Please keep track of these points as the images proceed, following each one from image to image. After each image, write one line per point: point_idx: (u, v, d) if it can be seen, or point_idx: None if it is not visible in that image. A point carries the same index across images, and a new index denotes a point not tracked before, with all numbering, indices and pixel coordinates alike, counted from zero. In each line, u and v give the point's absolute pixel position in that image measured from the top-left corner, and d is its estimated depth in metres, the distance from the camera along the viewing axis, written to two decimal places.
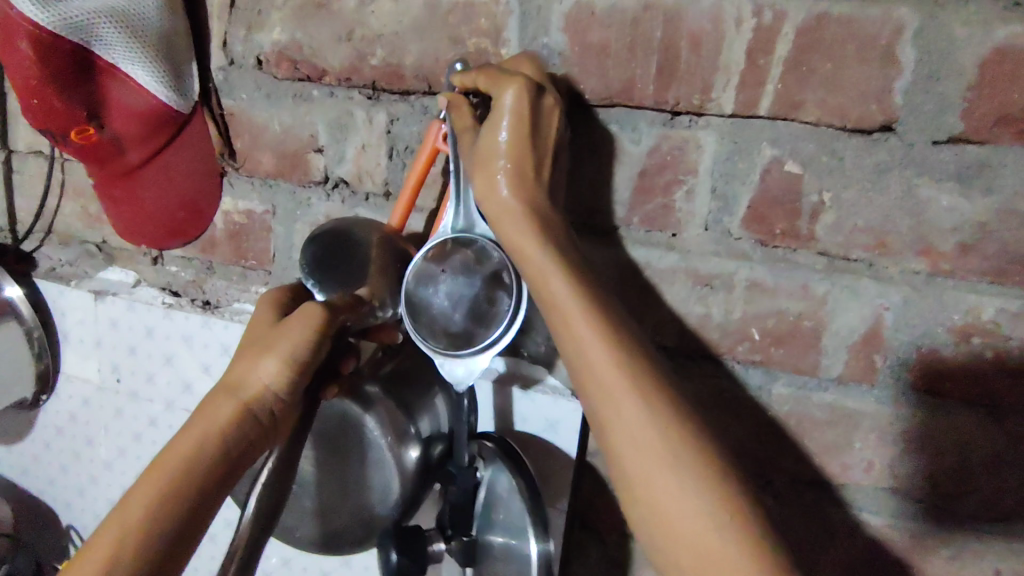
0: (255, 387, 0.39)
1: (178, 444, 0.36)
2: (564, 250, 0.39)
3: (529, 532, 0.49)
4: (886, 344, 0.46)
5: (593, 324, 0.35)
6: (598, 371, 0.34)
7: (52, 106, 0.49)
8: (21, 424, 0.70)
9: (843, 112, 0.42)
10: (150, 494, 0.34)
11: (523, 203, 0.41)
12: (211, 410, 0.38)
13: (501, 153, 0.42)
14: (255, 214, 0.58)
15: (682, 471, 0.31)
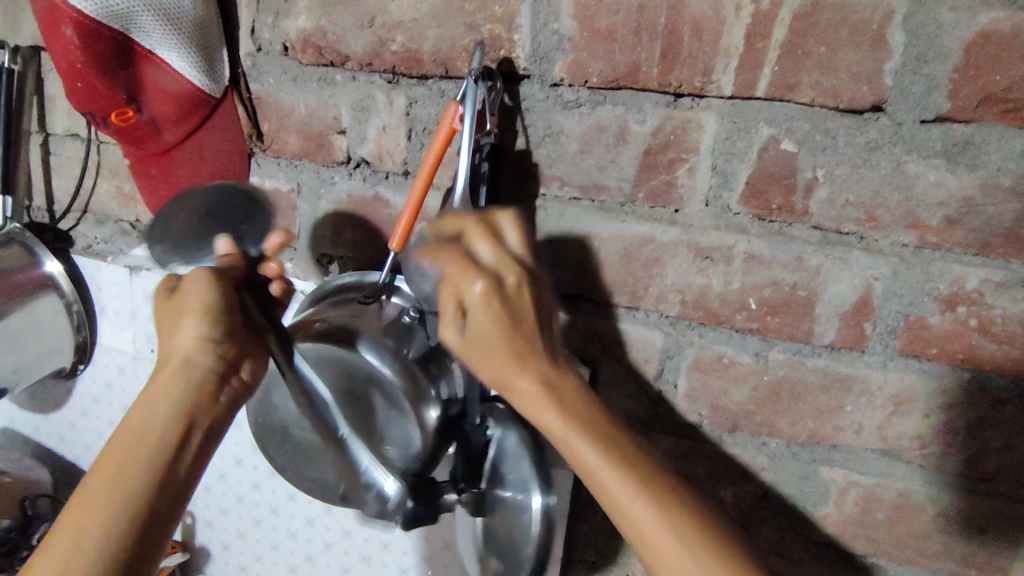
0: (185, 347, 0.41)
1: (130, 422, 0.40)
2: (582, 410, 0.41)
3: (532, 485, 0.49)
4: (876, 313, 0.49)
5: (629, 486, 0.38)
6: (648, 532, 0.38)
7: (94, 89, 0.53)
8: (59, 392, 0.74)
9: (836, 93, 0.45)
10: (111, 470, 0.38)
11: (530, 376, 0.42)
12: (152, 378, 0.41)
13: (491, 343, 0.42)
14: (282, 193, 0.61)
15: None
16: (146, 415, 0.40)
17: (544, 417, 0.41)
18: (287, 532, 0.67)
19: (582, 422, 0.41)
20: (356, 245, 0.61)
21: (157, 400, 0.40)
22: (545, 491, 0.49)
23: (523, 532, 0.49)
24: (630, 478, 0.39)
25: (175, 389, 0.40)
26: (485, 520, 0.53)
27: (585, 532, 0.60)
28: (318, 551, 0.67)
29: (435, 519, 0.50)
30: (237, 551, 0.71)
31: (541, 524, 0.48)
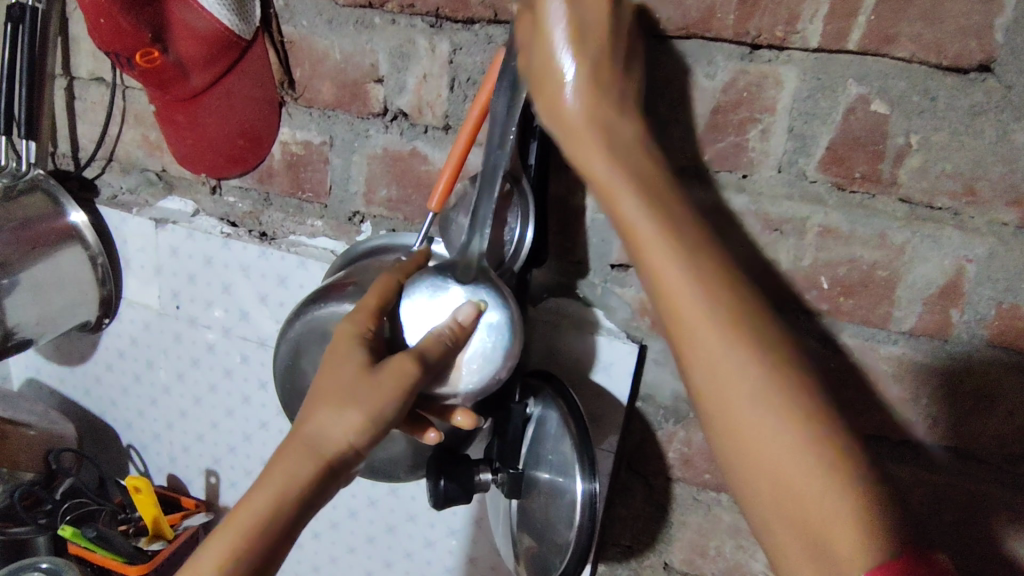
0: (335, 445, 0.39)
1: (246, 508, 0.38)
2: (650, 188, 0.38)
3: (573, 469, 0.46)
4: (965, 300, 0.44)
5: (682, 261, 0.35)
6: (679, 294, 0.35)
7: (118, 27, 0.49)
8: (84, 345, 0.72)
9: (940, 49, 0.40)
10: (213, 564, 0.37)
11: (594, 121, 0.40)
12: (283, 461, 0.39)
13: (573, 89, 0.39)
14: (313, 145, 0.57)
15: (771, 403, 0.33)
16: (266, 507, 0.38)
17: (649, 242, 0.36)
18: None
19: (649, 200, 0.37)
20: (390, 204, 0.57)
21: (270, 490, 0.38)
22: (590, 475, 0.46)
23: (562, 516, 0.47)
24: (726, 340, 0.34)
25: (298, 490, 0.38)
26: (521, 501, 0.50)
27: (621, 517, 0.57)
28: (343, 518, 0.65)
29: (470, 499, 0.48)
30: None
31: (583, 510, 0.46)
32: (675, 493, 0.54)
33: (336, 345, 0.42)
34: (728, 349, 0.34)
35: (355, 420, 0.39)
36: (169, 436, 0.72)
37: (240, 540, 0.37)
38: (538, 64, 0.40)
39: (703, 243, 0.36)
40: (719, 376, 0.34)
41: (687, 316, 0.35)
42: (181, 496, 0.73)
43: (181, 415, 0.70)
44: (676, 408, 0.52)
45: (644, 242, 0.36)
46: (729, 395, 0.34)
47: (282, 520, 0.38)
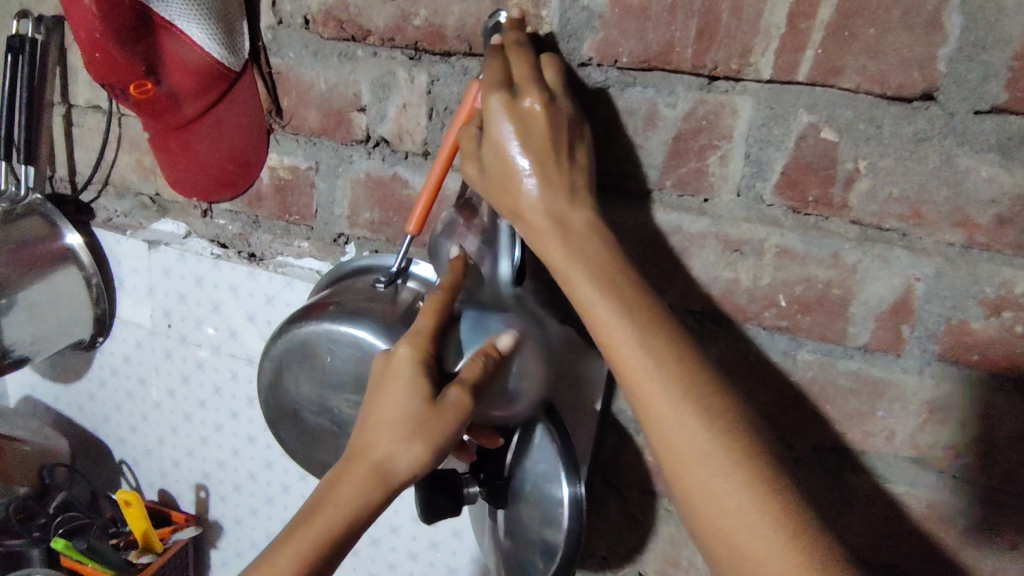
0: (403, 470, 0.42)
1: (318, 528, 0.41)
2: (606, 269, 0.41)
3: (558, 475, 0.48)
4: (915, 316, 0.46)
5: (639, 349, 0.39)
6: (641, 377, 0.39)
7: (113, 60, 0.52)
8: (79, 363, 0.74)
9: (884, 80, 0.42)
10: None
11: (544, 200, 0.42)
12: (349, 480, 0.41)
13: (524, 173, 0.42)
14: (299, 170, 0.60)
15: (728, 478, 0.36)
16: (339, 525, 0.41)
17: (609, 328, 0.40)
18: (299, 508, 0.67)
19: (605, 283, 0.40)
20: (373, 226, 0.59)
21: (342, 511, 0.41)
22: (573, 482, 0.48)
23: (547, 524, 0.49)
24: (683, 417, 0.38)
25: (368, 508, 0.41)
26: (509, 509, 0.52)
27: (597, 528, 0.58)
28: None
29: (458, 509, 0.49)
30: (251, 527, 0.71)
31: (570, 513, 0.48)
32: (648, 505, 0.56)
33: (394, 367, 0.42)
34: (681, 425, 0.37)
35: (421, 451, 0.42)
36: (160, 452, 0.74)
37: (319, 557, 0.40)
38: (491, 170, 0.43)
39: (660, 324, 0.40)
40: (676, 449, 0.38)
41: (651, 397, 0.38)
42: (171, 511, 0.74)
43: (172, 431, 0.72)
44: None
45: (605, 328, 0.40)
46: (690, 472, 0.37)
47: (355, 533, 0.41)
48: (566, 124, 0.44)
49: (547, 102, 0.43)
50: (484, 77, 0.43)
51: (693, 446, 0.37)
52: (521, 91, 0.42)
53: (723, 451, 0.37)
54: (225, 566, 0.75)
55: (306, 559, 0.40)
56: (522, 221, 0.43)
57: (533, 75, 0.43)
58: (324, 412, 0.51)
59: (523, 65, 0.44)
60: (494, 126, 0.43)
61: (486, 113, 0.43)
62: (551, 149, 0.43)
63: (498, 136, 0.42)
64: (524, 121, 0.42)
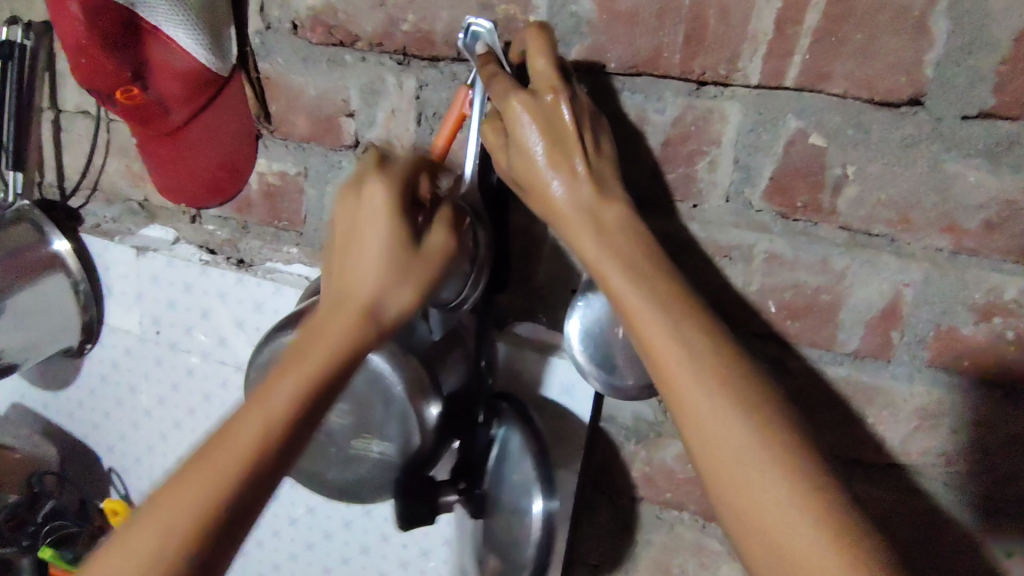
0: (387, 301, 0.39)
1: (275, 394, 0.35)
2: (636, 259, 0.39)
3: (534, 489, 0.50)
4: (904, 321, 0.46)
5: (673, 334, 0.36)
6: (675, 363, 0.36)
7: (100, 66, 0.50)
8: (67, 371, 0.74)
9: (872, 85, 0.42)
10: (240, 459, 0.34)
11: (571, 196, 0.41)
12: (330, 314, 0.38)
13: (551, 172, 0.41)
14: (288, 176, 0.60)
15: (771, 479, 0.32)
16: (302, 371, 0.36)
17: (640, 311, 0.37)
18: (289, 518, 0.66)
19: (635, 271, 0.38)
20: None
21: (320, 333, 0.37)
22: (547, 495, 0.50)
23: (520, 535, 0.50)
24: (721, 408, 0.34)
25: (345, 336, 0.37)
26: (482, 518, 0.52)
27: (588, 536, 0.58)
28: (319, 540, 0.66)
29: (434, 518, 0.49)
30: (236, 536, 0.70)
31: (542, 528, 0.49)
32: (639, 512, 0.56)
33: (367, 203, 0.41)
34: (720, 422, 0.34)
35: (406, 292, 0.39)
36: (150, 459, 0.73)
37: (274, 415, 0.35)
38: (518, 173, 0.43)
39: (697, 311, 0.37)
40: (713, 449, 0.34)
41: (685, 383, 0.35)
42: None
43: (161, 438, 0.71)
44: (637, 428, 0.54)
45: (636, 312, 0.37)
46: (727, 470, 0.33)
47: (314, 416, 0.36)
48: (587, 116, 0.43)
49: (569, 96, 0.42)
50: (495, 84, 0.42)
51: (735, 444, 0.34)
52: (541, 88, 0.42)
53: (767, 451, 0.33)
54: None
55: (272, 428, 0.35)
56: (550, 217, 0.42)
57: (552, 70, 0.42)
58: None
59: (539, 61, 0.43)
60: (516, 126, 0.42)
61: (509, 115, 0.42)
62: (578, 148, 0.42)
63: (523, 134, 0.41)
64: (548, 117, 0.41)
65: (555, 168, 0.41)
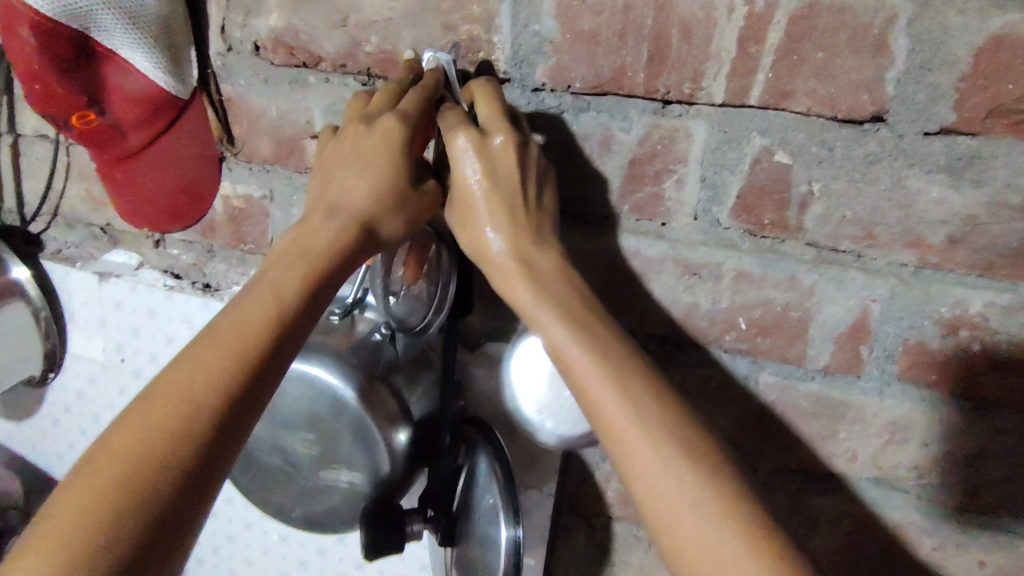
0: (376, 215, 0.41)
1: (244, 313, 0.35)
2: (568, 304, 0.40)
3: (498, 515, 0.46)
4: (873, 336, 0.46)
5: (607, 381, 0.36)
6: (610, 412, 0.36)
7: (53, 91, 0.50)
8: (30, 401, 0.72)
9: (833, 103, 0.42)
10: (217, 371, 0.33)
11: (508, 243, 0.41)
12: (316, 228, 0.40)
13: (489, 219, 0.42)
14: (253, 199, 0.59)
15: (715, 521, 0.32)
16: (270, 293, 0.36)
17: (579, 359, 0.37)
18: (260, 547, 0.65)
19: (570, 317, 0.39)
20: None
21: (291, 267, 0.37)
22: (512, 522, 0.46)
23: (490, 564, 0.47)
24: (659, 451, 0.34)
25: (335, 238, 0.39)
26: (458, 545, 0.50)
27: (565, 557, 0.57)
28: (293, 568, 0.64)
29: (402, 548, 0.48)
30: (209, 566, 0.68)
31: (508, 556, 0.46)
32: (614, 531, 0.56)
33: (360, 132, 0.42)
34: (661, 467, 0.34)
35: (394, 215, 0.42)
36: None
37: (246, 333, 0.34)
38: (457, 215, 0.43)
39: (628, 355, 0.38)
40: (655, 494, 0.34)
41: (624, 428, 0.35)
42: None
43: None
44: None
45: (573, 360, 0.38)
46: (672, 517, 0.33)
47: (286, 334, 0.36)
48: (537, 161, 0.43)
49: (517, 142, 0.41)
50: (443, 124, 0.42)
51: (668, 485, 0.33)
52: (488, 128, 0.41)
53: (712, 491, 0.33)
54: None
55: (277, 315, 0.36)
56: (487, 265, 0.42)
57: (502, 115, 0.42)
58: (273, 449, 0.50)
59: (496, 101, 0.42)
60: (454, 161, 0.41)
61: (452, 156, 0.41)
62: (521, 196, 0.42)
63: (461, 172, 0.41)
64: (494, 160, 0.41)
65: (496, 212, 0.42)
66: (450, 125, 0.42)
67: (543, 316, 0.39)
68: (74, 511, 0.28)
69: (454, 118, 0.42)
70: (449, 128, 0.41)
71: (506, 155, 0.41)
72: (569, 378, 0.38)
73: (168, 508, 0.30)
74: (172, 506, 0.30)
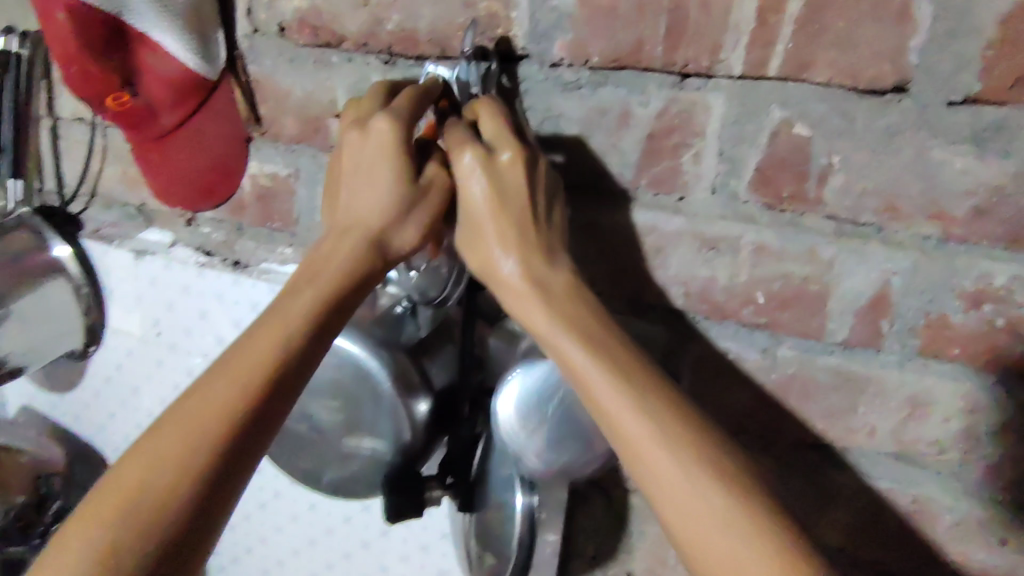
0: (388, 230, 0.42)
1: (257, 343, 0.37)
2: (585, 326, 0.40)
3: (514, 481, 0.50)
4: (893, 310, 0.46)
5: (630, 402, 0.37)
6: (636, 437, 0.36)
7: (87, 73, 0.52)
8: (73, 373, 0.75)
9: (855, 73, 0.42)
10: (228, 400, 0.36)
11: (522, 263, 0.42)
12: (332, 250, 0.41)
13: (501, 235, 0.42)
14: (280, 177, 0.60)
15: (749, 543, 0.32)
16: (283, 324, 0.38)
17: (601, 382, 0.37)
18: (289, 515, 0.67)
19: (587, 340, 0.39)
20: None
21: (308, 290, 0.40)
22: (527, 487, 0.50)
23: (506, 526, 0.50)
24: (689, 473, 0.34)
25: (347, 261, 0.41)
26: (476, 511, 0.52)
27: (584, 528, 0.58)
28: (320, 536, 0.67)
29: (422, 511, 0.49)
30: (240, 533, 0.70)
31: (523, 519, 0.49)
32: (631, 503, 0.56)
33: (368, 141, 0.42)
34: (694, 490, 0.34)
35: (412, 228, 0.43)
36: None
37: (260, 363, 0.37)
38: (468, 234, 0.43)
39: (649, 375, 0.38)
40: (689, 517, 0.34)
41: (651, 453, 0.35)
42: None
43: None
44: None
45: (594, 383, 0.38)
46: (707, 539, 0.33)
47: (294, 366, 0.38)
48: (546, 175, 0.44)
49: (525, 156, 0.42)
50: (449, 141, 0.43)
51: (702, 508, 0.34)
52: (496, 145, 0.42)
53: (746, 513, 0.33)
54: (218, 573, 0.75)
55: (285, 347, 0.38)
56: (499, 287, 0.42)
57: (509, 131, 0.42)
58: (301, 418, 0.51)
59: (498, 113, 0.43)
60: (464, 178, 0.42)
61: (460, 173, 0.42)
62: (531, 210, 0.42)
63: (471, 189, 0.42)
64: (503, 177, 0.42)
65: (505, 236, 0.42)
66: (455, 142, 0.42)
67: (562, 340, 0.39)
68: (86, 537, 0.32)
69: (461, 135, 0.43)
70: (455, 145, 0.42)
71: (513, 171, 0.42)
72: (592, 402, 0.38)
73: (165, 539, 0.33)
74: (175, 540, 0.33)
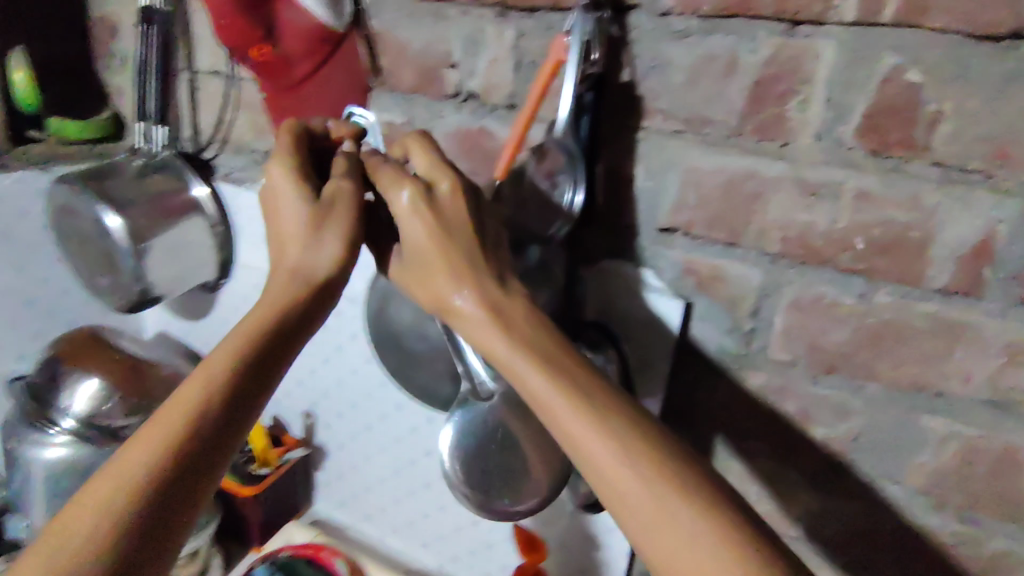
0: (315, 262, 0.45)
1: (225, 350, 0.41)
2: (537, 350, 0.42)
3: None
4: (997, 257, 0.46)
5: (586, 422, 0.39)
6: (594, 458, 0.38)
7: (237, 25, 0.63)
8: (204, 304, 0.84)
9: (972, 18, 0.42)
10: (187, 402, 0.38)
11: (477, 296, 0.44)
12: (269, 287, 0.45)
13: (441, 265, 0.45)
14: (396, 125, 0.65)
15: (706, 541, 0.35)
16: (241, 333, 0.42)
17: (560, 406, 0.40)
18: (394, 437, 0.74)
19: (539, 362, 0.42)
20: None
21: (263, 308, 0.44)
22: None
23: None
24: (649, 483, 0.37)
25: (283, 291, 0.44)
26: None
27: None
28: (421, 457, 0.73)
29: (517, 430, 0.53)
30: (350, 451, 0.79)
31: None
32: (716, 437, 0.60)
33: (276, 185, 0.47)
34: (658, 497, 0.37)
35: (327, 251, 0.45)
36: None
37: (217, 365, 0.40)
38: (418, 275, 0.47)
39: (598, 395, 0.40)
40: (655, 529, 0.36)
41: (610, 469, 0.38)
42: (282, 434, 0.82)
43: None
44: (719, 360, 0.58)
45: (550, 405, 0.40)
46: (671, 546, 0.36)
47: (244, 370, 0.40)
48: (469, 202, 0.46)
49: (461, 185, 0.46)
50: (386, 179, 0.47)
51: (670, 520, 0.36)
52: (433, 177, 0.46)
53: (702, 518, 0.36)
54: (325, 487, 0.83)
55: (244, 353, 0.41)
56: (456, 319, 0.45)
57: (437, 163, 0.47)
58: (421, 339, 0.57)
59: (427, 149, 0.48)
60: (404, 212, 0.46)
61: (399, 211, 0.46)
62: (477, 242, 0.45)
63: (415, 230, 0.45)
64: (440, 211, 0.45)
65: (459, 273, 0.45)
66: (391, 174, 0.47)
67: (524, 371, 0.42)
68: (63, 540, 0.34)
69: (397, 170, 0.47)
70: (394, 175, 0.46)
71: (454, 205, 0.45)
72: (554, 426, 0.40)
73: (132, 525, 0.34)
74: (145, 527, 0.35)
